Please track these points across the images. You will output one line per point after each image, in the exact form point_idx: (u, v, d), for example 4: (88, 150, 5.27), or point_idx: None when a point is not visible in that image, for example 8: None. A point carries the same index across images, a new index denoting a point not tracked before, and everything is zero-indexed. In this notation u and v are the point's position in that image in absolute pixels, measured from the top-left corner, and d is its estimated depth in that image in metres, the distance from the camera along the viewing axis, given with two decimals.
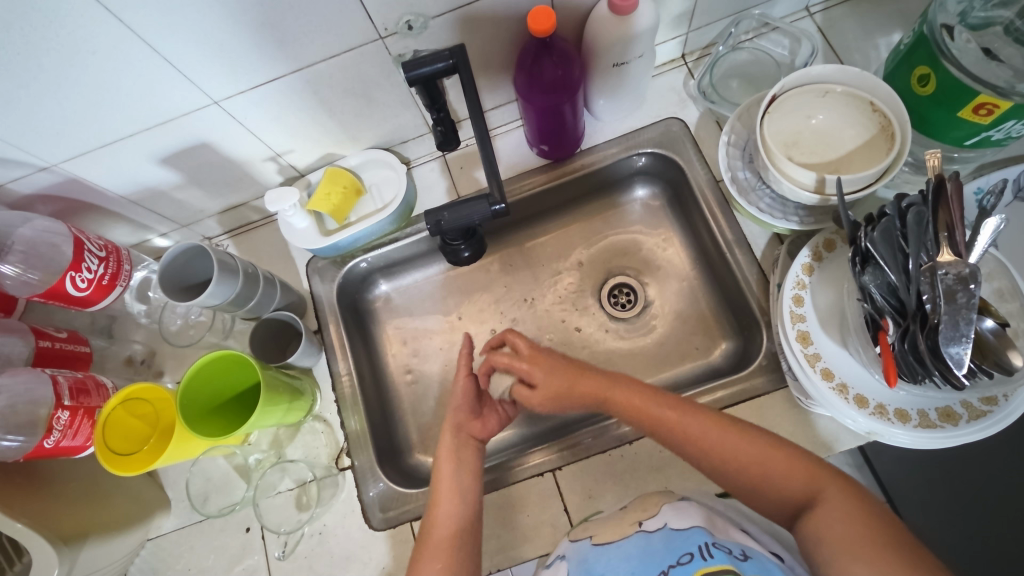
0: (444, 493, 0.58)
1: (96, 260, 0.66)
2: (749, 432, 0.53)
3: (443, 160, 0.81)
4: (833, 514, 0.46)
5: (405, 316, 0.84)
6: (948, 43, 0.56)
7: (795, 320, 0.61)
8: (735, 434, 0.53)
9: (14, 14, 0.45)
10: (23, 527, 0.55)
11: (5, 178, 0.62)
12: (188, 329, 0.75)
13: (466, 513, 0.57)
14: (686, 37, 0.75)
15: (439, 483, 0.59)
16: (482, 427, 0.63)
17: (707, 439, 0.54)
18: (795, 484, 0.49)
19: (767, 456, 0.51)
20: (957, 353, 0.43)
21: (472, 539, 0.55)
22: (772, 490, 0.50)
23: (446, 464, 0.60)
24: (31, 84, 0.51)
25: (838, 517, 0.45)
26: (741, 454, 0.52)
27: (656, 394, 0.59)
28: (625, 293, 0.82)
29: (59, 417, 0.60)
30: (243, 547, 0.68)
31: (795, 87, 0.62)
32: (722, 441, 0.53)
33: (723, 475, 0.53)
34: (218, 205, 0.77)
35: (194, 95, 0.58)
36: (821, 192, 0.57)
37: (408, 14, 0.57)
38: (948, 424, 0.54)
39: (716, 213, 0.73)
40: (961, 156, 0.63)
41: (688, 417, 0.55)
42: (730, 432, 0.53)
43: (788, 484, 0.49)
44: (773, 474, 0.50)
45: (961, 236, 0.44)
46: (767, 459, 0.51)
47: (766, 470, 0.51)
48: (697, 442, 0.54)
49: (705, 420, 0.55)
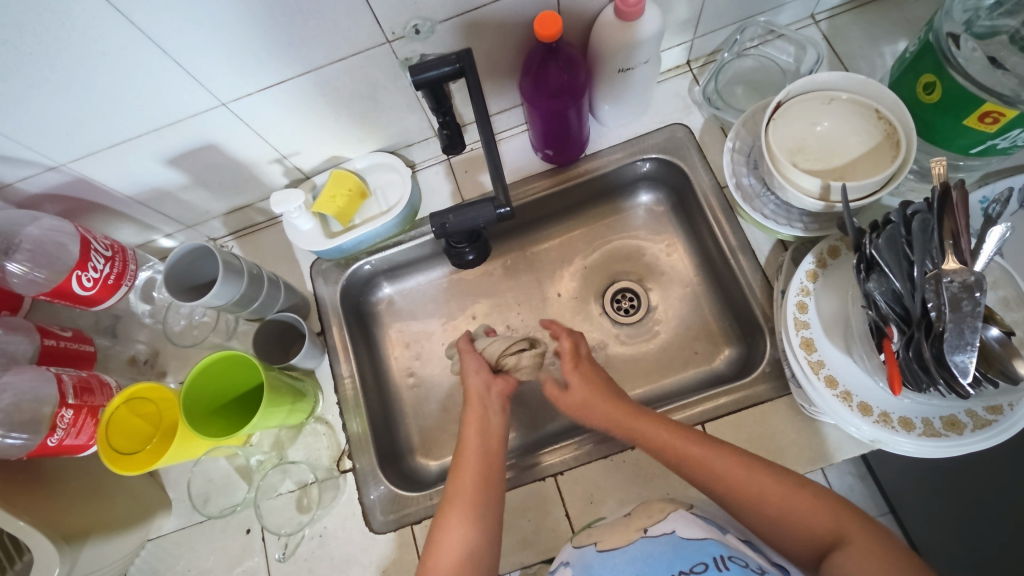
0: (462, 484, 0.57)
1: (103, 260, 0.66)
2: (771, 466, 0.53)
3: (448, 163, 0.81)
4: (851, 548, 0.46)
5: (408, 319, 0.84)
6: (954, 52, 0.56)
7: (799, 326, 0.60)
8: (758, 470, 0.53)
9: (29, 15, 0.46)
10: (25, 525, 0.55)
11: (15, 177, 0.62)
12: (192, 329, 0.75)
13: (484, 514, 0.56)
14: (691, 43, 0.75)
15: (461, 467, 0.59)
16: (504, 384, 0.68)
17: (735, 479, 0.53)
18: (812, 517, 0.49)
19: (787, 491, 0.51)
20: (962, 361, 0.43)
21: (488, 543, 0.55)
22: (790, 526, 0.50)
23: (469, 459, 0.59)
24: (42, 84, 0.52)
25: (853, 552, 0.46)
26: (763, 491, 0.52)
27: (678, 428, 0.58)
28: (628, 298, 0.82)
29: (63, 416, 0.60)
30: (243, 549, 0.68)
31: (801, 94, 0.62)
32: (746, 476, 0.52)
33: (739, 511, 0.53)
34: (223, 206, 0.77)
35: (203, 96, 0.59)
36: (826, 199, 0.58)
37: (416, 18, 0.58)
38: (952, 433, 0.54)
39: (720, 219, 0.73)
40: (966, 165, 0.63)
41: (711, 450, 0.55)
42: (753, 468, 0.53)
43: (808, 520, 0.49)
44: (793, 511, 0.50)
45: (967, 245, 0.44)
46: (790, 495, 0.51)
47: (786, 507, 0.50)
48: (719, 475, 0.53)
49: (729, 459, 0.54)
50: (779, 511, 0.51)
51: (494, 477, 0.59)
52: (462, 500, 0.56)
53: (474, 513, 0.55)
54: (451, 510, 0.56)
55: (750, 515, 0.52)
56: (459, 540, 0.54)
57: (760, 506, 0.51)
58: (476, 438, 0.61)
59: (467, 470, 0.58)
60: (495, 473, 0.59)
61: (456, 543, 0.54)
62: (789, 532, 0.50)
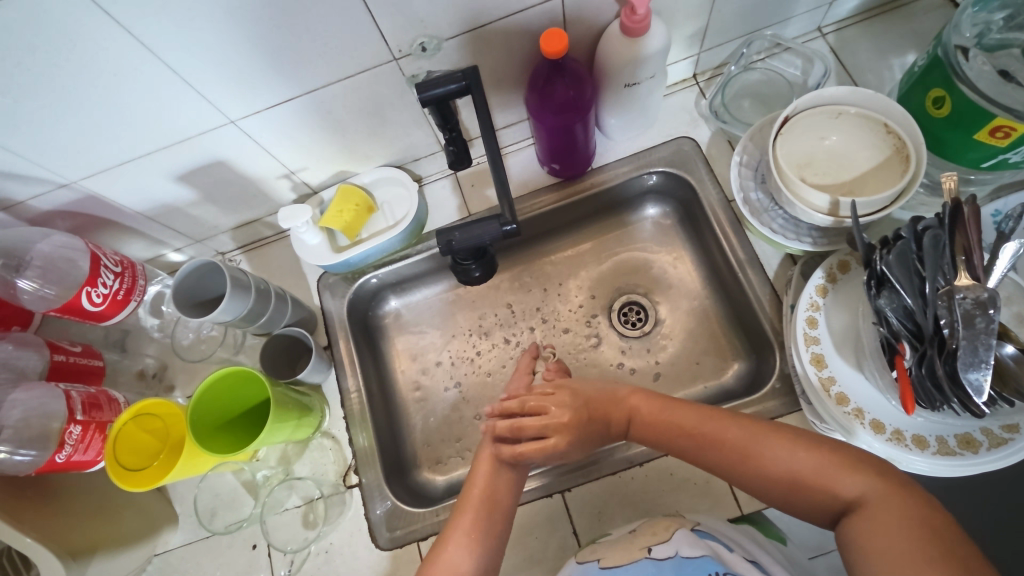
0: (468, 505, 0.57)
1: (112, 276, 0.67)
2: (774, 430, 0.52)
3: (454, 177, 0.82)
4: (878, 517, 0.44)
5: (414, 332, 0.84)
6: (963, 65, 0.56)
7: (809, 342, 0.60)
8: (770, 437, 0.51)
9: (42, 38, 0.47)
10: (32, 542, 0.55)
11: (28, 195, 0.63)
12: (200, 344, 0.76)
13: (487, 533, 0.56)
14: (697, 56, 0.76)
15: (467, 495, 0.58)
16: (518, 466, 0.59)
17: (740, 447, 0.52)
18: (835, 486, 0.47)
19: (807, 456, 0.49)
20: (976, 379, 0.43)
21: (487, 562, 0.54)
22: (812, 494, 0.48)
23: (475, 485, 0.58)
24: (52, 104, 0.53)
25: (870, 523, 0.44)
26: (780, 461, 0.50)
27: (675, 404, 0.57)
28: (635, 311, 0.82)
29: (71, 432, 0.61)
30: (249, 564, 0.68)
31: (808, 109, 0.62)
32: (751, 447, 0.51)
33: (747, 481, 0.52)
34: (232, 221, 0.78)
35: (211, 114, 0.59)
36: (835, 215, 0.57)
37: (423, 36, 0.58)
38: (967, 452, 0.53)
39: (727, 231, 0.73)
40: (978, 179, 0.62)
41: (714, 424, 0.54)
42: (759, 434, 0.52)
43: (824, 487, 0.48)
44: (800, 480, 0.49)
45: (980, 261, 0.44)
46: (795, 458, 0.50)
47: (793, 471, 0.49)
48: (716, 447, 0.53)
49: (731, 426, 0.53)
50: (795, 476, 0.49)
51: (500, 504, 0.58)
52: (458, 531, 0.55)
53: (477, 534, 0.55)
54: (454, 530, 0.55)
55: (760, 484, 0.51)
56: (462, 564, 0.53)
57: (762, 473, 0.51)
58: (485, 472, 0.59)
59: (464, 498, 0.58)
60: (504, 500, 0.58)
61: (456, 563, 0.53)
62: (811, 501, 0.49)
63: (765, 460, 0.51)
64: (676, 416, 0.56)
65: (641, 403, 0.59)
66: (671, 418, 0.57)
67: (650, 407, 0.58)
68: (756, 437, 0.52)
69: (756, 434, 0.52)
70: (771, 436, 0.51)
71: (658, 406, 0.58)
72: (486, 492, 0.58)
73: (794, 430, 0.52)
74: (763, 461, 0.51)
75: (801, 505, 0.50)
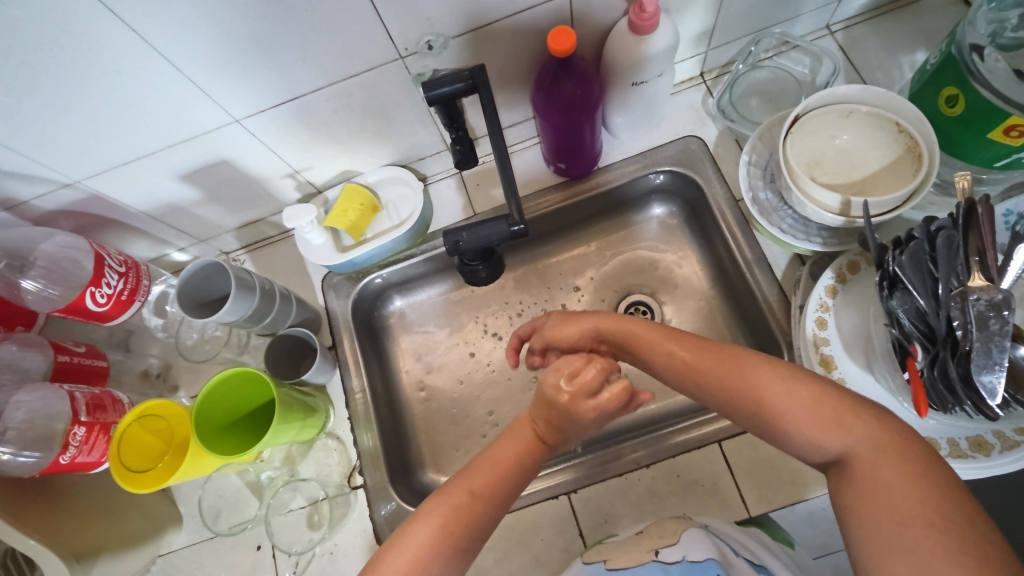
0: (482, 462, 0.49)
1: (116, 276, 0.66)
2: (772, 361, 0.45)
3: (459, 176, 0.81)
4: (869, 476, 0.38)
5: (419, 331, 0.84)
6: (978, 64, 0.55)
7: (818, 343, 0.59)
8: (772, 372, 0.44)
9: (45, 37, 0.46)
10: (36, 544, 0.55)
11: (30, 195, 0.62)
12: (205, 343, 0.76)
13: (492, 504, 0.48)
14: (705, 55, 0.75)
15: (485, 454, 0.50)
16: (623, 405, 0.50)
17: (738, 381, 0.45)
18: (828, 432, 0.41)
19: (806, 398, 0.42)
20: (990, 382, 0.42)
21: (469, 537, 0.47)
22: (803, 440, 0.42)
23: (494, 449, 0.51)
24: (56, 103, 0.52)
25: (867, 481, 0.38)
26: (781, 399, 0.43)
27: (672, 333, 0.51)
28: (641, 311, 0.81)
29: (76, 433, 0.60)
30: (253, 566, 0.68)
31: (819, 107, 0.61)
32: (752, 381, 0.44)
33: (739, 414, 0.45)
34: (236, 221, 0.77)
35: (216, 112, 0.59)
36: (846, 215, 0.57)
37: (429, 34, 0.58)
38: (979, 455, 0.52)
39: (734, 230, 0.72)
40: (990, 179, 0.61)
41: (711, 359, 0.47)
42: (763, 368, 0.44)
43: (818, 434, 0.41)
44: (801, 423, 0.41)
45: (994, 261, 0.43)
46: (794, 397, 0.42)
47: (786, 414, 0.42)
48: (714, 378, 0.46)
49: (726, 354, 0.47)
50: (790, 416, 0.42)
51: (518, 479, 0.50)
52: (444, 510, 0.46)
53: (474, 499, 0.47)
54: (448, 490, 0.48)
55: (750, 422, 0.45)
56: (430, 538, 0.45)
57: (760, 410, 0.43)
58: (515, 443, 0.51)
59: (464, 492, 0.47)
60: (514, 485, 0.49)
61: (424, 537, 0.45)
62: (805, 446, 0.42)
63: (764, 398, 0.43)
64: (674, 346, 0.49)
65: (642, 335, 0.52)
66: (670, 350, 0.50)
67: (649, 337, 0.52)
68: (758, 372, 0.44)
69: (758, 369, 0.44)
70: (776, 373, 0.44)
71: (658, 336, 0.51)
72: (504, 461, 0.50)
73: (789, 363, 0.45)
74: (764, 396, 0.43)
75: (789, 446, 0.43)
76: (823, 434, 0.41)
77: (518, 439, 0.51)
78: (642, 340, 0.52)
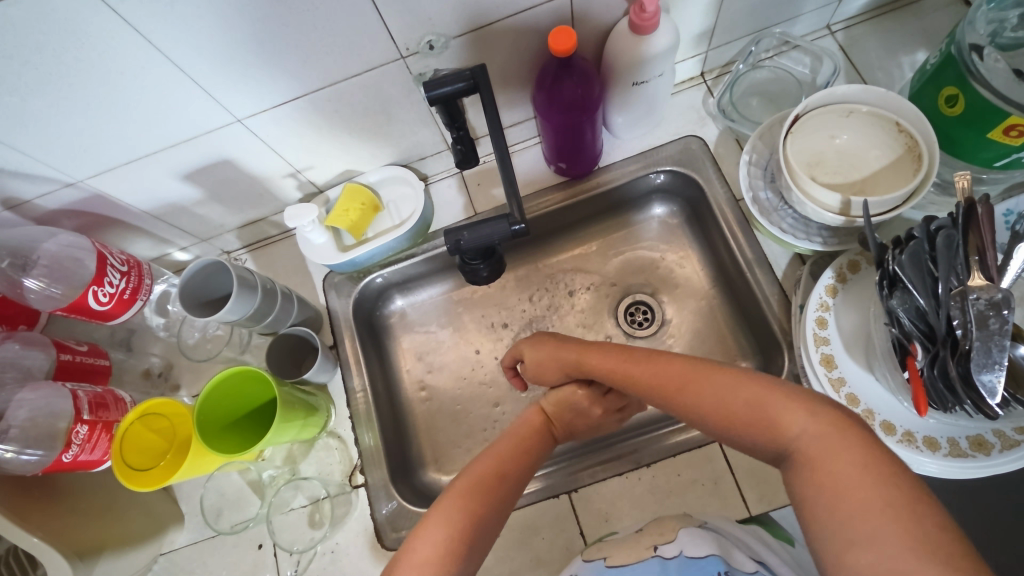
0: (488, 457, 0.54)
1: (119, 275, 0.66)
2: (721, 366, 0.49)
3: (460, 176, 0.81)
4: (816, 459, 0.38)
5: (420, 331, 0.84)
6: (977, 64, 0.55)
7: (819, 342, 0.60)
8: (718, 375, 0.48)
9: (49, 37, 0.46)
10: (38, 542, 0.55)
11: (33, 194, 0.63)
12: (206, 342, 0.76)
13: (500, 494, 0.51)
14: (705, 55, 0.75)
15: (492, 449, 0.55)
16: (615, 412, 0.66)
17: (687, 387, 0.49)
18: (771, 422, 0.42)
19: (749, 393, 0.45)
20: (990, 381, 0.42)
21: (483, 527, 0.48)
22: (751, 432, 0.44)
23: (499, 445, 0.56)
24: (58, 102, 0.52)
25: (814, 465, 0.38)
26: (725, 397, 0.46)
27: (629, 352, 0.58)
28: (641, 310, 0.81)
29: (78, 431, 0.60)
30: (255, 564, 0.68)
31: (819, 107, 0.61)
32: (698, 384, 0.48)
33: (694, 417, 0.48)
34: (237, 220, 0.78)
35: (218, 112, 0.59)
36: (846, 215, 0.57)
37: (431, 34, 0.58)
38: (979, 454, 0.52)
39: (735, 231, 0.72)
40: (990, 178, 0.61)
41: (662, 371, 0.52)
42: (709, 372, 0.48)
43: (765, 426, 0.43)
44: (749, 415, 0.44)
45: (993, 260, 0.43)
46: (737, 393, 0.45)
47: (730, 408, 0.45)
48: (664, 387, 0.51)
49: (678, 364, 0.51)
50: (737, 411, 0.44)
51: (522, 472, 0.55)
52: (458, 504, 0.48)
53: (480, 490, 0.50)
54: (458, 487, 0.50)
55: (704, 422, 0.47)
56: (447, 531, 0.46)
57: (708, 408, 0.47)
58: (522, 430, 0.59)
59: (474, 487, 0.50)
60: (512, 483, 0.53)
61: (438, 533, 0.46)
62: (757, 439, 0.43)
63: (708, 397, 0.47)
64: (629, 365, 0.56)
65: (603, 355, 0.59)
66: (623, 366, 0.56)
67: (608, 358, 0.58)
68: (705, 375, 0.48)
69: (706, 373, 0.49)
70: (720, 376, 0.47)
71: (614, 357, 0.58)
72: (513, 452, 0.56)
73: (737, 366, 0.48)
74: (709, 396, 0.47)
75: (748, 445, 0.45)
76: (771, 427, 0.42)
77: (525, 423, 0.60)
78: (600, 361, 0.59)
